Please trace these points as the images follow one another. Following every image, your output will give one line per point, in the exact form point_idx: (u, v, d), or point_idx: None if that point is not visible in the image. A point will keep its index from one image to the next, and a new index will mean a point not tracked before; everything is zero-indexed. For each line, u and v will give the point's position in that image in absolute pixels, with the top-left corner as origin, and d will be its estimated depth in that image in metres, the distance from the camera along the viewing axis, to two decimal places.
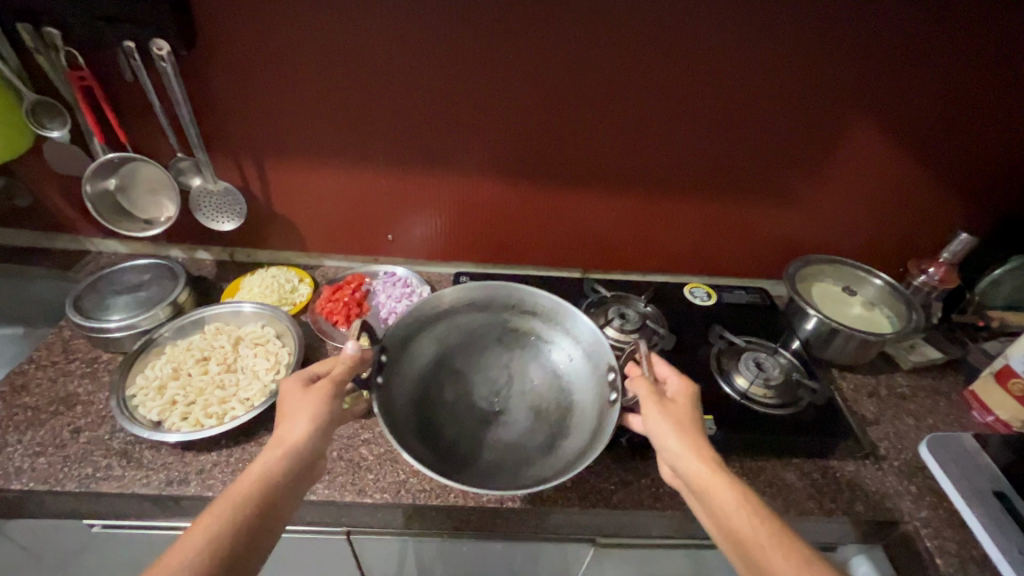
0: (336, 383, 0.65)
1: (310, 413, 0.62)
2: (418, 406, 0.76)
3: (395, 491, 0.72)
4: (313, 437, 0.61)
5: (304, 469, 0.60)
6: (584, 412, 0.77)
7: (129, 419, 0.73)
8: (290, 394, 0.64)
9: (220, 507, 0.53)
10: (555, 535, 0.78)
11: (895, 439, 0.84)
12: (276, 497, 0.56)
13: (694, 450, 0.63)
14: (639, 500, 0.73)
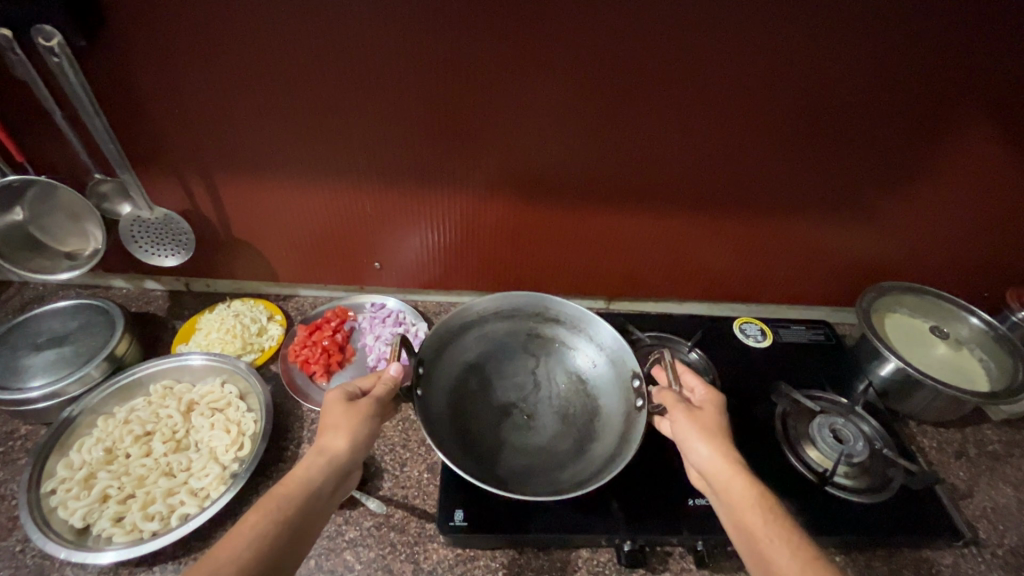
0: (382, 405, 0.55)
1: (354, 433, 0.51)
2: (456, 433, 0.59)
3: None
4: (354, 454, 0.51)
5: (338, 488, 0.50)
6: (607, 427, 0.60)
7: (43, 530, 0.57)
8: (330, 410, 0.52)
9: (257, 516, 0.43)
10: None
11: (995, 518, 0.69)
12: (313, 516, 0.46)
13: (720, 454, 0.50)
14: None
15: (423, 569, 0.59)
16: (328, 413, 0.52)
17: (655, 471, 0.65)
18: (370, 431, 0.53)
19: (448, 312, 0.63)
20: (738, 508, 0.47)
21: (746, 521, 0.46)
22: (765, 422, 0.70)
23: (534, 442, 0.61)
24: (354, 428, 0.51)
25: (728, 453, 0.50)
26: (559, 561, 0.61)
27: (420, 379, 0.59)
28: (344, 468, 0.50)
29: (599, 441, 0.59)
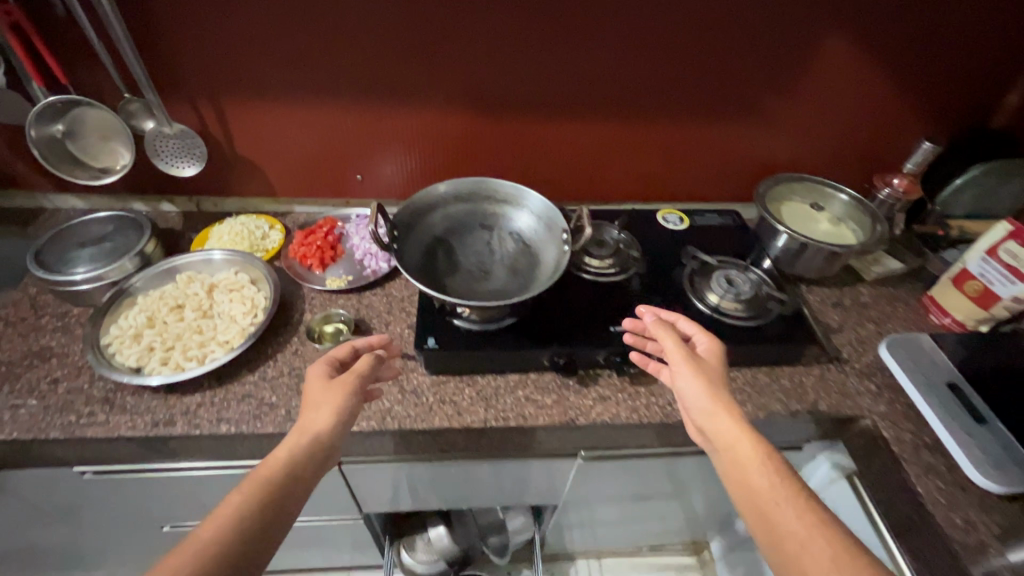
0: (360, 377, 0.66)
1: (334, 408, 0.62)
2: (427, 280, 0.75)
3: (381, 419, 0.73)
4: (338, 427, 0.62)
5: (324, 460, 0.61)
6: (545, 270, 0.77)
7: (107, 366, 0.73)
8: (313, 390, 0.64)
9: (238, 500, 0.53)
10: (539, 451, 0.83)
11: (858, 345, 0.87)
12: (295, 488, 0.56)
13: (727, 411, 0.63)
14: (616, 412, 0.76)
15: (407, 389, 0.77)
16: (315, 394, 0.63)
17: (587, 312, 0.82)
18: (349, 403, 0.64)
19: (414, 195, 0.80)
20: (741, 457, 0.60)
21: (747, 472, 0.58)
22: (676, 279, 0.88)
23: (490, 287, 0.77)
24: (335, 403, 0.63)
25: (732, 410, 0.63)
26: (512, 381, 0.79)
27: (395, 238, 0.75)
28: (325, 445, 0.61)
29: (540, 280, 0.76)
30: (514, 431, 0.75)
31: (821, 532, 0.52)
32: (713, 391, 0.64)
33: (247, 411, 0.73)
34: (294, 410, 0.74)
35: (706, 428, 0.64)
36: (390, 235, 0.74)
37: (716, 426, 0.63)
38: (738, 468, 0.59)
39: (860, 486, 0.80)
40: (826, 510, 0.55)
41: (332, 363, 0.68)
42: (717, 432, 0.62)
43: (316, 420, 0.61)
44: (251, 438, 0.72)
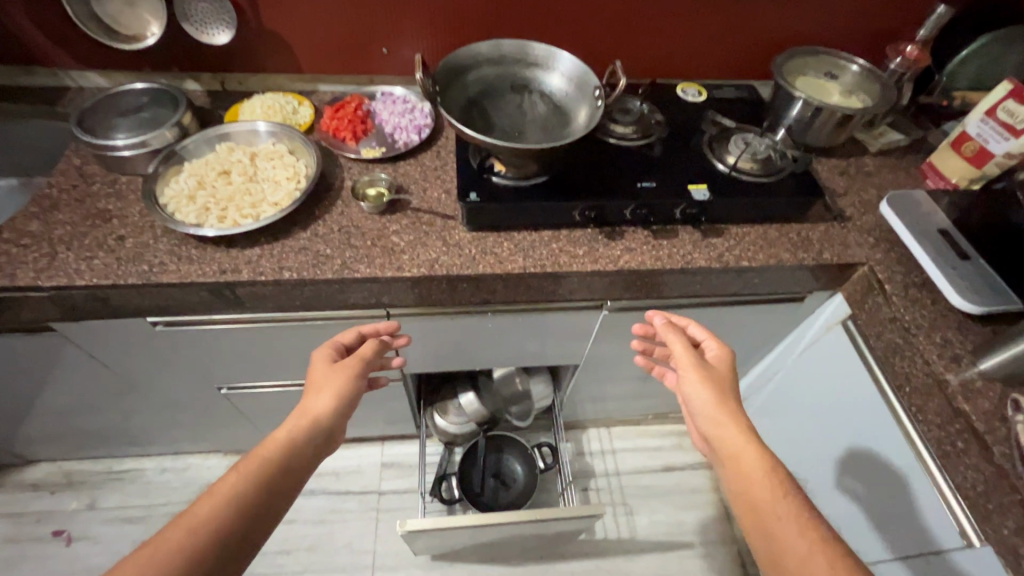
0: (363, 360, 0.75)
1: (336, 386, 0.71)
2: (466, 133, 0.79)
3: (429, 267, 0.80)
4: (339, 403, 0.70)
5: (326, 439, 0.68)
6: (578, 127, 0.81)
7: (170, 220, 0.78)
8: (318, 373, 0.73)
9: (240, 474, 0.58)
10: (568, 302, 0.91)
11: (860, 206, 0.95)
12: (295, 467, 0.63)
13: (728, 421, 0.69)
14: (642, 260, 0.84)
15: (450, 243, 0.83)
16: (320, 373, 0.73)
17: (615, 171, 0.87)
18: (348, 387, 0.72)
19: (453, 53, 0.83)
20: (746, 467, 0.65)
21: (750, 481, 0.63)
22: (697, 144, 0.93)
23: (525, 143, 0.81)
24: (337, 381, 0.72)
25: (737, 421, 0.68)
26: (547, 236, 0.85)
27: (436, 92, 0.79)
28: (324, 425, 0.68)
29: (573, 134, 0.80)
30: (550, 278, 0.83)
31: (820, 546, 0.56)
32: (718, 398, 0.71)
33: (307, 262, 0.79)
34: (349, 261, 0.80)
35: (711, 432, 0.70)
36: (432, 89, 0.78)
37: (720, 430, 0.69)
38: (745, 478, 0.64)
39: (855, 331, 0.90)
40: (824, 526, 0.59)
41: (337, 349, 0.78)
42: (723, 438, 0.68)
43: (320, 398, 0.69)
44: (312, 284, 0.79)
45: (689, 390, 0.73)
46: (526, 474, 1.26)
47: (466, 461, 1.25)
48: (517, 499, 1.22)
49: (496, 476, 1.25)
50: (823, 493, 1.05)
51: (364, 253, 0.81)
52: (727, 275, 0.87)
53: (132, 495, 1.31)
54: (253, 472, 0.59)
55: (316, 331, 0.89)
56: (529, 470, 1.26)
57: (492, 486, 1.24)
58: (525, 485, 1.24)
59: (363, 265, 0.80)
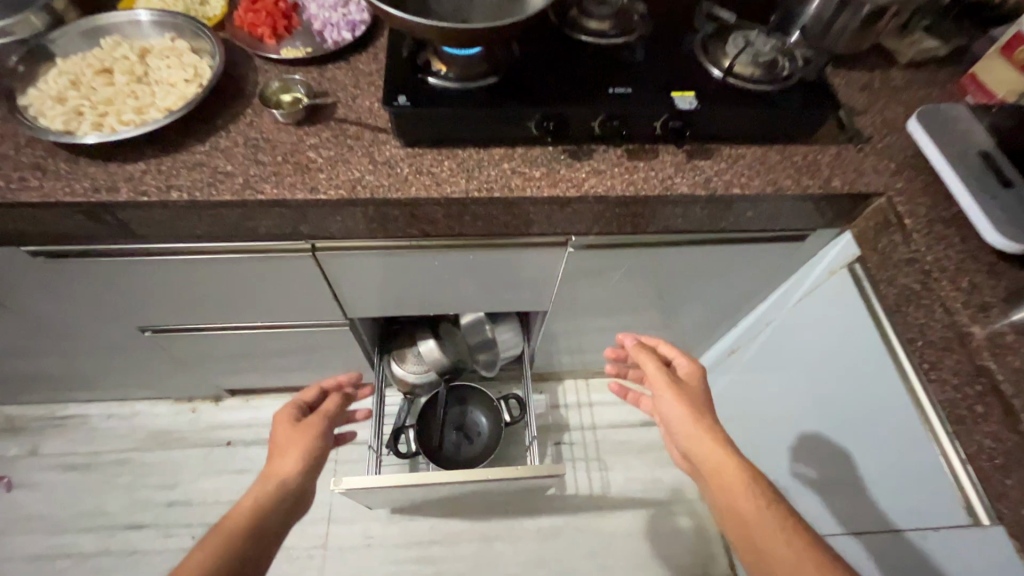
0: (327, 416, 0.75)
1: (302, 443, 0.69)
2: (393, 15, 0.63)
3: (351, 189, 0.66)
4: (308, 462, 0.68)
5: (297, 503, 0.65)
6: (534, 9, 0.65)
7: (29, 125, 0.64)
8: (280, 436, 0.71)
9: (202, 553, 0.54)
10: (526, 237, 0.77)
11: (882, 125, 0.78)
12: (262, 536, 0.59)
13: (706, 434, 0.66)
14: (612, 185, 0.69)
15: (378, 161, 0.69)
16: (287, 433, 0.71)
17: (582, 74, 0.71)
18: (314, 443, 0.70)
19: None
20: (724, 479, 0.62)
21: (734, 494, 0.61)
22: (687, 44, 0.76)
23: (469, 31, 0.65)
24: (302, 439, 0.70)
25: (713, 430, 0.66)
26: (497, 155, 0.71)
27: None
28: (296, 489, 0.65)
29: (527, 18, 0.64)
30: (499, 205, 0.69)
31: (811, 555, 0.53)
32: (692, 409, 0.68)
33: (202, 179, 0.65)
34: (253, 180, 0.66)
35: (692, 450, 0.67)
36: None
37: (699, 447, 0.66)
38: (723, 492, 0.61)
39: (863, 276, 0.77)
40: (811, 530, 0.56)
41: (297, 412, 0.77)
42: (701, 453, 0.66)
43: (288, 457, 0.67)
44: (209, 207, 0.65)
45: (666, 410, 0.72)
46: (491, 427, 1.17)
47: (426, 413, 1.15)
48: (481, 452, 1.14)
49: (459, 429, 1.17)
50: (799, 459, 0.95)
51: (272, 171, 0.67)
52: (714, 206, 0.72)
53: (76, 442, 1.23)
54: (217, 549, 0.55)
55: (229, 263, 0.77)
56: (494, 422, 1.17)
57: (454, 439, 1.15)
58: (490, 438, 1.16)
59: (269, 185, 0.66)
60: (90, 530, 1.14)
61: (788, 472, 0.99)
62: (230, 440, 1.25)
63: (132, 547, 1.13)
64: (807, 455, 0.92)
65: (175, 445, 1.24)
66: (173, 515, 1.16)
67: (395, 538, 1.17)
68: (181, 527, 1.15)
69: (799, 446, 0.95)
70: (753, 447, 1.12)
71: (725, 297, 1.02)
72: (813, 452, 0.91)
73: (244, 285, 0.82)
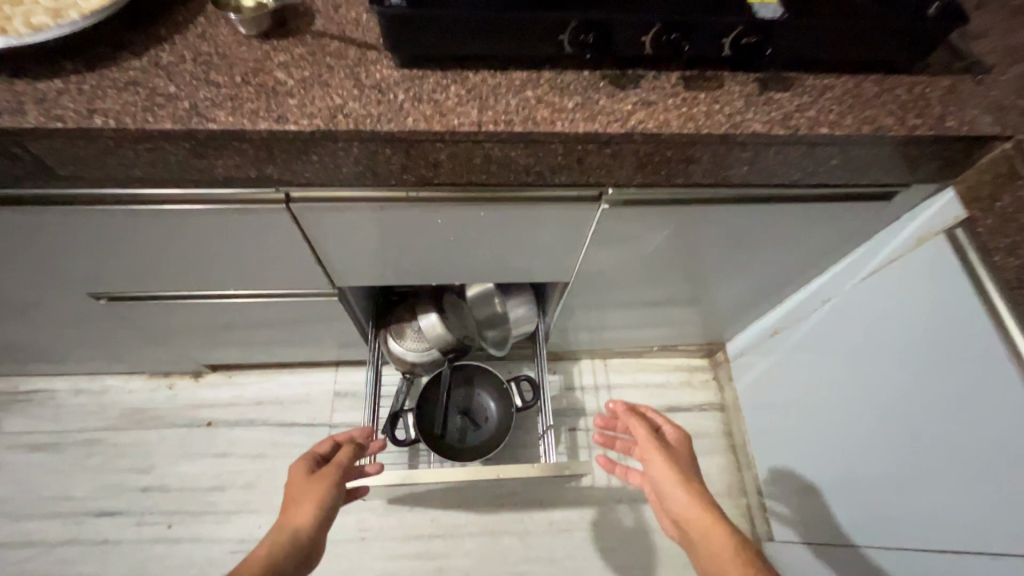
0: (343, 469, 0.69)
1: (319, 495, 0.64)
2: None
3: (329, 118, 0.51)
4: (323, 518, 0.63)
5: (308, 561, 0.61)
6: None
7: None
8: (294, 486, 0.66)
9: None
10: (551, 190, 0.62)
11: (1006, 53, 0.62)
12: None
13: (693, 497, 0.64)
14: (666, 120, 0.54)
15: (366, 85, 0.53)
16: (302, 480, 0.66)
17: None
18: (330, 498, 0.65)
19: None
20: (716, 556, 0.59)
21: (720, 558, 0.59)
22: None
23: None
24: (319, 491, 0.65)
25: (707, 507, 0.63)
26: (518, 80, 0.55)
27: None
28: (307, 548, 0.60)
29: None
30: (521, 144, 0.54)
31: None
32: (686, 484, 0.66)
33: (134, 102, 0.50)
34: (201, 104, 0.51)
35: (687, 527, 0.64)
36: None
37: (691, 523, 0.64)
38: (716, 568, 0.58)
39: (965, 240, 0.63)
40: None
41: (313, 460, 0.71)
42: (694, 531, 0.63)
43: (302, 510, 0.62)
44: (144, 139, 0.50)
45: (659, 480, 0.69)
46: (499, 413, 1.04)
47: (427, 395, 1.02)
48: (488, 440, 1.03)
49: (464, 414, 1.05)
50: (861, 457, 0.82)
51: (227, 94, 0.51)
52: (793, 151, 0.57)
53: (41, 420, 1.11)
54: None
55: (184, 215, 0.62)
56: (503, 407, 1.04)
57: (459, 425, 1.03)
58: (498, 424, 1.04)
59: (222, 112, 0.50)
60: (56, 516, 1.03)
61: (845, 470, 0.86)
62: (210, 420, 1.13)
63: (102, 536, 1.02)
64: (874, 453, 0.79)
65: (149, 425, 1.12)
66: (148, 502, 1.05)
67: (392, 531, 1.06)
68: (157, 515, 1.04)
69: (863, 442, 0.81)
70: (798, 439, 0.99)
71: (777, 268, 0.87)
72: (882, 449, 0.77)
73: (208, 245, 0.68)
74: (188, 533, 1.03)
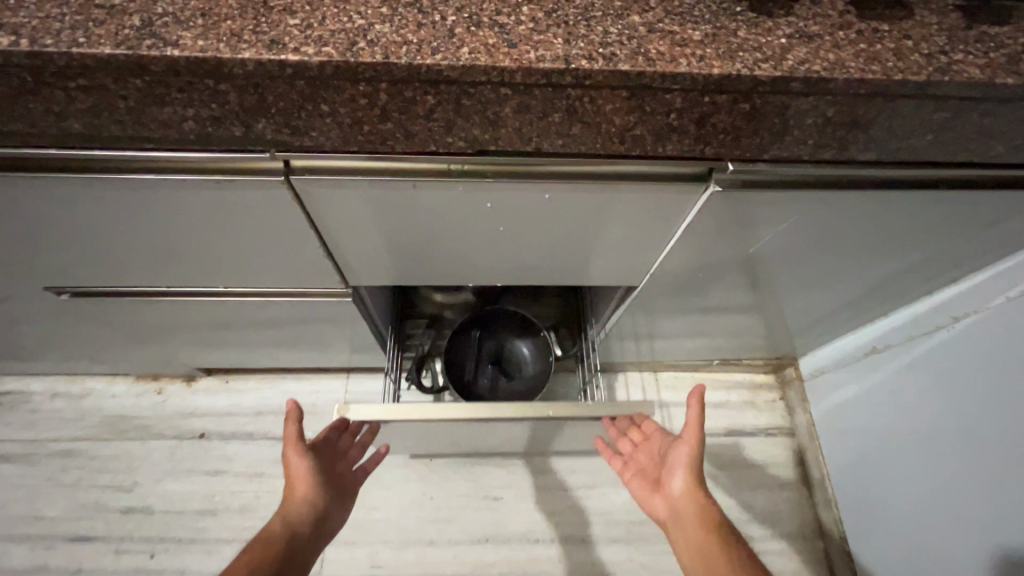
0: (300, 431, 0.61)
1: (305, 496, 0.59)
2: None
3: (346, 45, 0.34)
4: (313, 521, 0.58)
5: (300, 565, 0.56)
6: None
7: None
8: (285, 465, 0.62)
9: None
10: (645, 162, 0.45)
11: None
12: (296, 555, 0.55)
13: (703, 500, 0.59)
14: (840, 59, 0.36)
15: (399, 2, 0.37)
16: (290, 474, 0.60)
17: None
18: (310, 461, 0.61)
19: None
20: (699, 550, 0.55)
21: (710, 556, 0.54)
22: None
23: None
24: (304, 492, 0.59)
25: (704, 511, 0.58)
26: (618, 1, 0.38)
27: None
28: (299, 558, 0.56)
29: None
30: (623, 93, 0.37)
31: None
32: (692, 482, 0.61)
33: (59, 15, 0.34)
34: (158, 22, 0.34)
35: (677, 514, 0.60)
36: None
37: (684, 512, 0.60)
38: (701, 562, 0.55)
39: None
40: None
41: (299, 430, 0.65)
42: (681, 523, 0.59)
43: (288, 513, 0.57)
44: (75, 70, 0.34)
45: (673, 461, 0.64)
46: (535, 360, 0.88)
47: (456, 339, 0.86)
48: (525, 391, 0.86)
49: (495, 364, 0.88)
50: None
51: (197, 9, 0.35)
52: (1010, 112, 0.39)
53: (12, 427, 0.97)
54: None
55: (150, 189, 0.46)
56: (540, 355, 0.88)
57: (490, 375, 0.87)
58: (534, 375, 0.87)
59: (188, 32, 0.34)
60: (25, 540, 0.89)
61: (995, 526, 0.68)
62: (203, 431, 0.98)
63: (76, 565, 0.88)
64: None
65: (133, 436, 0.97)
66: (129, 525, 0.91)
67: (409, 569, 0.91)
68: (139, 541, 0.90)
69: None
70: (898, 478, 0.83)
71: (900, 274, 0.70)
72: None
73: (185, 228, 0.52)
74: (174, 564, 0.89)
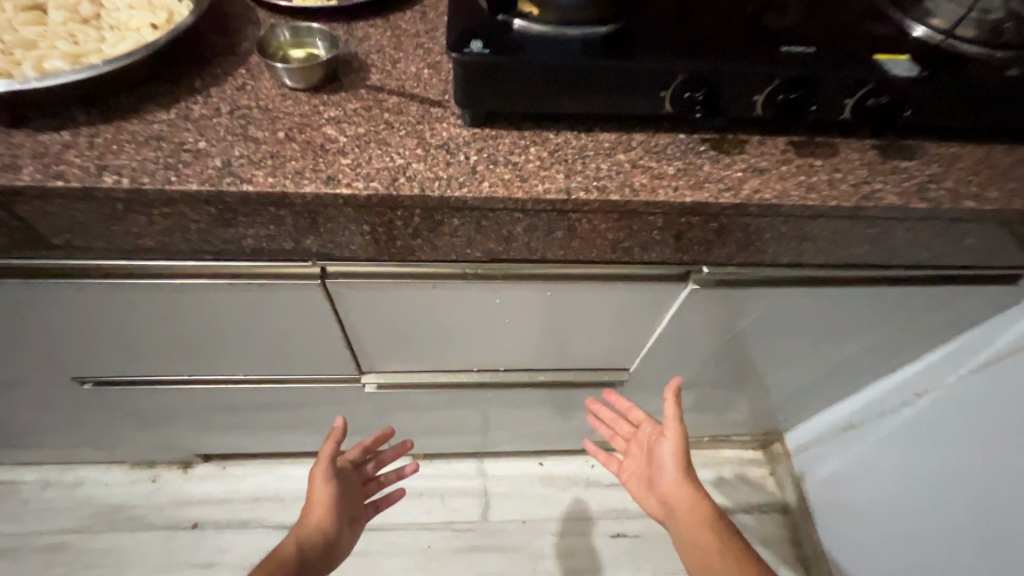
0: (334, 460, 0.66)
1: (323, 516, 0.62)
2: None
3: (389, 179, 0.42)
4: (324, 544, 0.60)
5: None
6: None
7: None
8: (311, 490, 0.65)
9: None
10: (633, 266, 0.53)
11: None
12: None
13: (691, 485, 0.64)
14: (785, 188, 0.45)
15: (430, 142, 0.45)
16: (310, 498, 0.64)
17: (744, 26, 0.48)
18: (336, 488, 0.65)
19: None
20: (693, 534, 0.60)
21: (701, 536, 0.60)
22: None
23: None
24: (323, 515, 0.62)
25: (692, 495, 0.63)
26: (607, 142, 0.47)
27: None
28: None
29: None
30: (614, 215, 0.45)
31: None
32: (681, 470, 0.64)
33: (155, 158, 0.42)
34: (235, 162, 0.42)
35: (669, 498, 0.64)
36: None
37: (677, 501, 0.63)
38: (694, 544, 0.60)
39: None
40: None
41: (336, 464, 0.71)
42: (673, 507, 0.64)
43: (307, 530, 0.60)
44: (161, 201, 0.41)
45: (662, 453, 0.67)
46: None
47: None
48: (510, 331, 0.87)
49: None
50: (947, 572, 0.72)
51: (267, 151, 0.43)
52: (924, 228, 0.49)
53: None
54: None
55: (198, 293, 0.52)
56: None
57: None
58: None
59: (260, 171, 0.42)
60: None
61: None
62: (197, 521, 0.97)
63: None
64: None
65: (123, 527, 0.95)
66: None
67: None
68: None
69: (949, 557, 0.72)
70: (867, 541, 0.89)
71: (863, 355, 0.78)
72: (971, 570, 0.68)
73: (220, 325, 0.58)
74: None
